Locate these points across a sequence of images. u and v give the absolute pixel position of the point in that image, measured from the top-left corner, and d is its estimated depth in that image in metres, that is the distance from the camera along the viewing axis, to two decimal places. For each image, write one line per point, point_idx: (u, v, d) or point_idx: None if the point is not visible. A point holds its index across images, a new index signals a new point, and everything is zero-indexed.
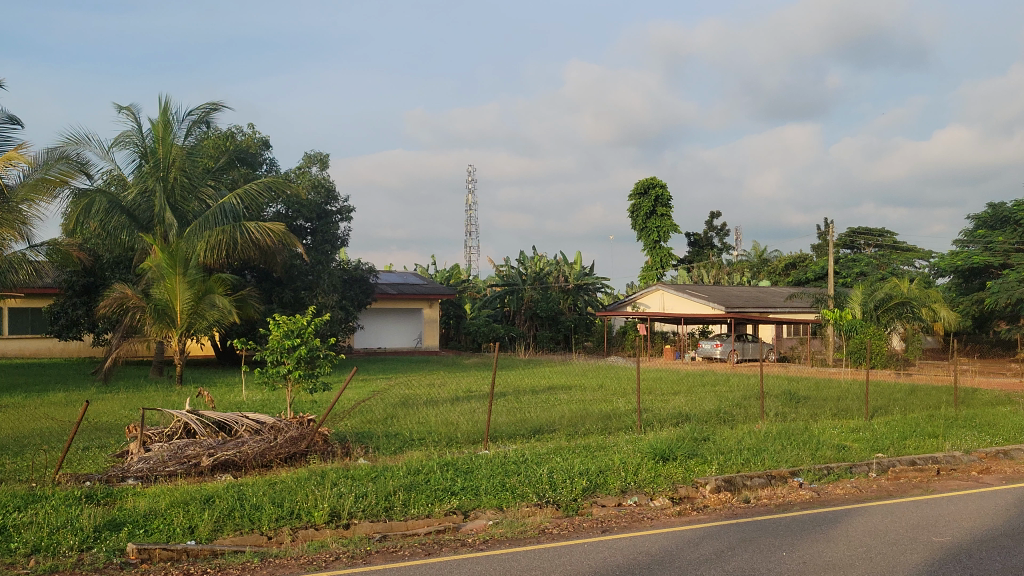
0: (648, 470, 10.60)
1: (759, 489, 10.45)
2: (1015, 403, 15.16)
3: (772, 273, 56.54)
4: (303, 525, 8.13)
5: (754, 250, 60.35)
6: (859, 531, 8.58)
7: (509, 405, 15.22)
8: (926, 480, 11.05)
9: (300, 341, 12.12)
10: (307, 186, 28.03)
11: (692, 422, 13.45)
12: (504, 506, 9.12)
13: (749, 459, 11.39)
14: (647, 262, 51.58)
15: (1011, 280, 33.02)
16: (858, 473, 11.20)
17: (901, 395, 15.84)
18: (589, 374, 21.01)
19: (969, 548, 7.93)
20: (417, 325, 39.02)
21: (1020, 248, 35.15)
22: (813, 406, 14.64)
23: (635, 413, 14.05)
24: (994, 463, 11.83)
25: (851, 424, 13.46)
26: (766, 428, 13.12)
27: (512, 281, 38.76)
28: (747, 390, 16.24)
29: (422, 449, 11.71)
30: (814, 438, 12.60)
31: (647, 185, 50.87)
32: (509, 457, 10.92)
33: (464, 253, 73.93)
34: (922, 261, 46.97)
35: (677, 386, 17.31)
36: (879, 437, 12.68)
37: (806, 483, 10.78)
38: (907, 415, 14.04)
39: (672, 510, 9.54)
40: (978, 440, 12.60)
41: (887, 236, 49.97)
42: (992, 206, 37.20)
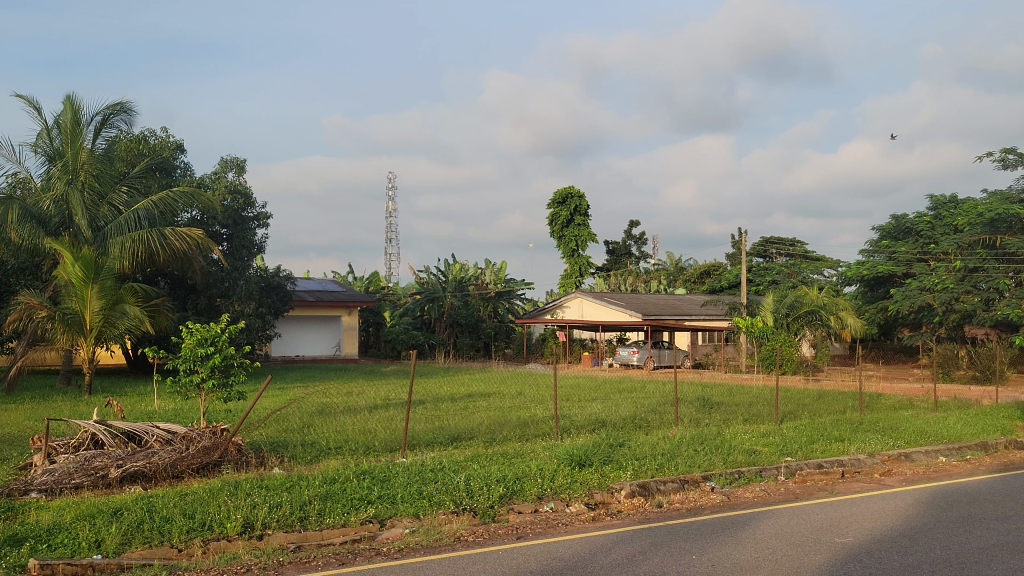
0: (565, 477, 10.71)
1: (671, 494, 10.67)
2: (915, 407, 15.74)
3: (688, 281, 57.57)
4: (215, 536, 8.00)
5: (670, 258, 61.41)
6: (767, 534, 8.80)
7: (428, 412, 15.24)
8: (832, 483, 11.43)
9: (215, 349, 11.89)
10: (223, 192, 27.58)
11: (608, 428, 13.64)
12: (420, 514, 9.12)
13: (664, 464, 11.58)
14: (566, 270, 52.05)
15: (914, 289, 34.27)
16: (768, 477, 11.50)
17: (809, 400, 16.32)
18: (508, 381, 21.10)
19: (870, 549, 8.20)
20: (337, 332, 38.72)
21: (923, 258, 36.26)
22: (725, 411, 14.99)
23: (552, 420, 14.19)
24: (896, 465, 12.29)
25: (761, 428, 13.80)
26: (680, 434, 13.37)
27: (432, 288, 38.48)
28: (661, 396, 16.49)
29: (338, 458, 11.62)
30: (727, 443, 12.87)
31: (565, 195, 51.27)
32: (426, 465, 10.90)
33: (383, 259, 73.48)
34: (831, 270, 48.43)
35: (593, 393, 17.52)
36: (789, 441, 13.04)
37: (717, 487, 11.03)
38: (815, 419, 14.47)
39: (587, 515, 9.68)
40: (882, 443, 13.06)
41: (798, 246, 51.37)
42: (895, 218, 38.55)
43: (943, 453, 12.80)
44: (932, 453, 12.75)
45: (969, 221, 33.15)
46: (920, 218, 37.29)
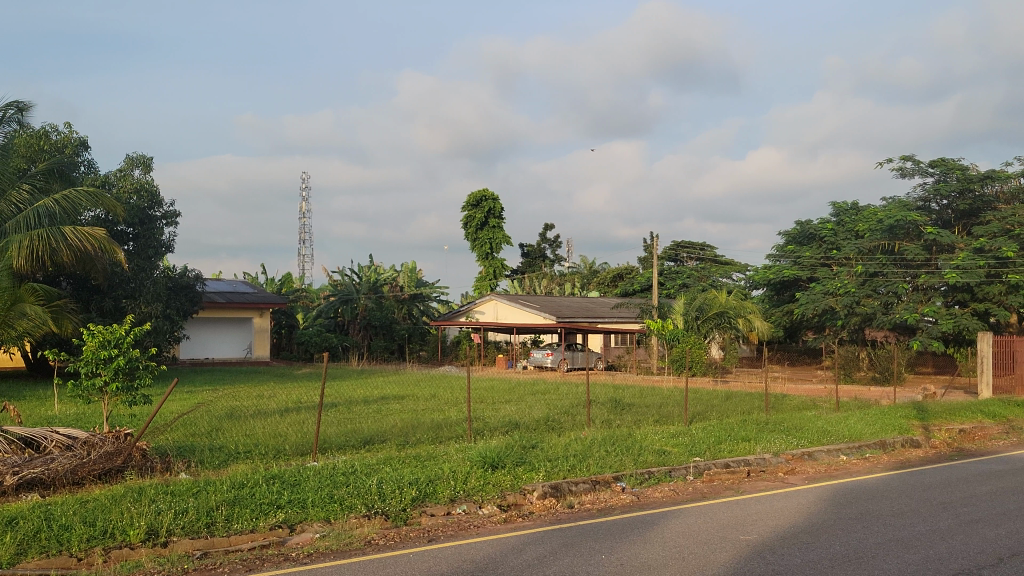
0: (477, 479, 10.73)
1: (583, 494, 10.79)
2: (818, 408, 16.23)
3: (601, 285, 58.26)
4: (117, 544, 7.78)
5: (584, 262, 62.02)
6: (674, 533, 8.96)
7: (340, 415, 15.07)
8: (737, 482, 11.70)
9: (118, 351, 11.54)
10: (129, 190, 26.80)
11: (521, 430, 13.71)
12: (331, 518, 9.03)
13: (576, 465, 11.70)
14: (481, 273, 52.13)
15: (818, 293, 35.31)
16: (677, 477, 11.72)
17: (717, 401, 16.67)
18: (422, 383, 21.01)
19: (773, 546, 8.43)
20: (247, 335, 38.04)
21: (825, 263, 37.50)
22: (636, 412, 15.22)
23: (465, 422, 14.19)
24: (799, 464, 12.64)
25: (671, 429, 14.05)
26: (592, 435, 13.51)
27: (346, 290, 38.14)
28: (573, 398, 16.64)
29: (247, 463, 11.42)
30: (638, 443, 13.07)
31: (479, 198, 51.31)
32: (338, 468, 10.79)
33: (296, 261, 72.47)
34: (740, 274, 49.51)
35: (506, 395, 17.58)
36: (697, 442, 13.29)
37: (628, 487, 11.19)
38: (723, 420, 14.79)
39: (498, 517, 9.72)
40: (786, 443, 13.42)
41: (708, 251, 52.35)
42: (800, 224, 39.69)
43: (843, 452, 13.22)
44: (834, 452, 13.15)
45: (869, 227, 34.28)
46: (823, 224, 38.38)
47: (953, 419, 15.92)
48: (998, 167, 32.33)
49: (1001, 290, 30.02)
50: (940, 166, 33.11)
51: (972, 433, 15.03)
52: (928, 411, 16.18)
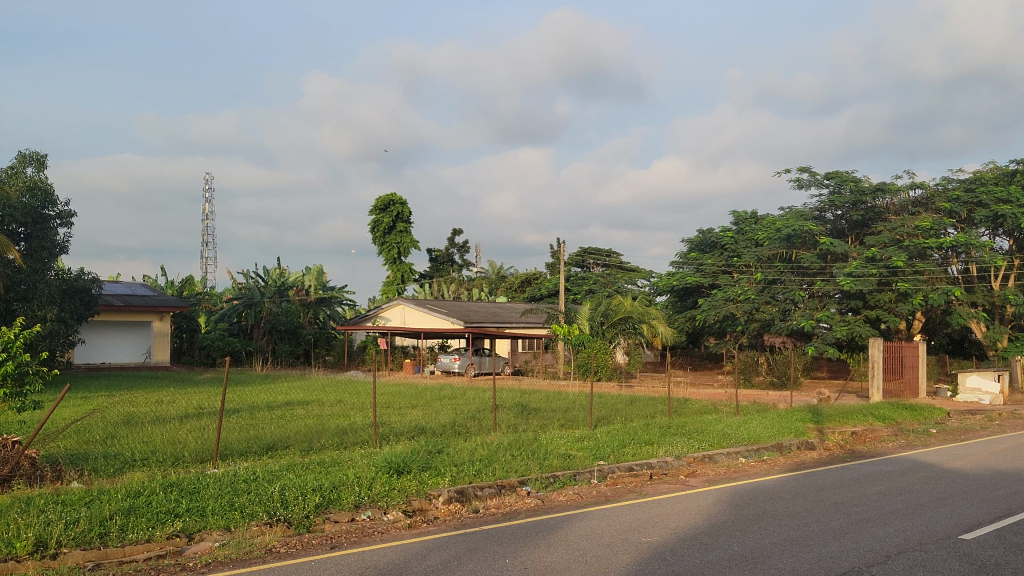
0: (383, 484, 10.65)
1: (488, 499, 10.82)
2: (718, 411, 16.62)
3: (510, 290, 58.59)
4: (2, 557, 7.47)
5: (492, 267, 62.27)
6: (577, 536, 9.06)
7: (242, 421, 14.79)
8: (640, 485, 11.90)
9: (7, 356, 11.08)
10: (21, 188, 25.76)
11: (427, 435, 13.65)
12: (231, 527, 8.85)
13: (481, 470, 11.72)
14: (388, 278, 51.82)
15: (719, 299, 36.11)
16: (581, 480, 11.86)
17: (621, 405, 16.91)
18: (327, 388, 20.78)
19: (673, 547, 8.61)
20: (147, 340, 37.05)
21: (726, 271, 38.42)
22: (542, 417, 15.33)
23: (371, 427, 14.06)
24: (700, 466, 12.93)
25: (576, 433, 14.19)
26: (498, 439, 13.56)
27: (250, 293, 37.44)
28: (481, 403, 16.68)
29: (144, 471, 11.09)
30: (543, 448, 13.17)
31: (387, 202, 51.01)
32: (238, 476, 10.57)
33: (199, 263, 70.82)
34: (645, 281, 50.41)
35: (413, 400, 17.51)
36: (602, 445, 13.47)
37: (533, 491, 11.28)
38: (627, 424, 15.02)
39: (403, 523, 9.67)
40: (687, 446, 13.70)
41: (613, 257, 53.13)
42: (702, 232, 40.54)
43: (743, 454, 13.57)
44: (733, 454, 13.49)
45: (768, 235, 35.27)
46: (725, 232, 39.29)
47: (846, 421, 16.53)
48: (888, 180, 33.68)
49: (891, 298, 31.31)
50: (835, 177, 34.30)
51: (864, 435, 15.63)
52: (822, 414, 16.73)
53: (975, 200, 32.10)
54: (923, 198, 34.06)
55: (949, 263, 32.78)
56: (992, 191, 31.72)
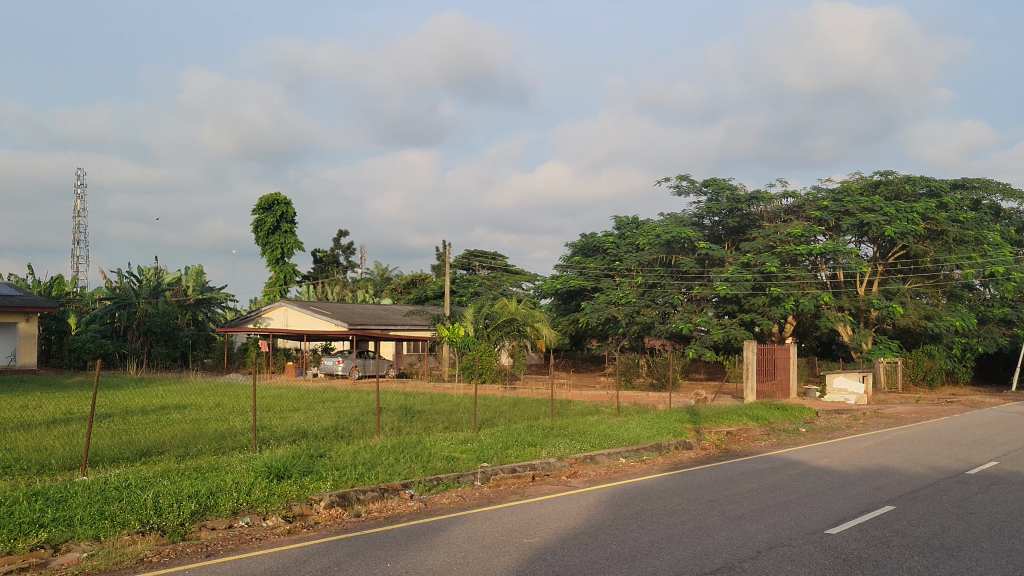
0: (262, 490, 10.44)
1: (370, 503, 10.73)
2: (601, 413, 16.91)
3: (394, 292, 58.29)
4: None
5: (378, 269, 61.85)
6: (459, 538, 9.09)
7: (113, 427, 14.23)
8: (522, 486, 12.00)
9: None
10: None
11: (308, 439, 13.45)
12: (100, 536, 8.52)
13: (364, 473, 11.61)
14: (271, 278, 50.79)
15: (601, 302, 36.67)
16: (464, 482, 11.91)
17: (505, 407, 17.02)
18: (205, 392, 20.21)
19: (552, 547, 8.74)
20: (12, 342, 35.35)
21: (608, 275, 39.09)
22: (426, 420, 15.28)
23: (250, 431, 13.76)
24: (581, 467, 13.13)
25: (459, 436, 14.22)
26: (381, 442, 13.46)
27: (124, 295, 36.30)
28: (364, 405, 16.52)
29: (5, 480, 10.56)
30: (427, 450, 13.14)
31: (270, 202, 49.97)
32: (109, 483, 10.18)
33: (70, 262, 67.89)
34: (529, 283, 50.89)
35: (294, 403, 17.20)
36: (485, 447, 13.52)
37: (416, 494, 11.24)
38: (510, 426, 15.11)
39: (282, 529, 9.50)
40: (569, 447, 13.89)
41: (499, 260, 53.46)
42: (585, 236, 41.07)
43: (622, 455, 13.84)
44: (614, 455, 13.75)
45: (648, 241, 36.02)
46: (607, 236, 39.74)
47: (722, 422, 17.04)
48: (762, 189, 34.89)
49: (764, 302, 32.49)
50: (712, 185, 35.33)
51: (738, 434, 16.16)
52: (699, 415, 17.21)
53: (842, 209, 33.56)
54: (795, 206, 35.47)
55: (818, 269, 34.21)
56: (857, 200, 33.23)
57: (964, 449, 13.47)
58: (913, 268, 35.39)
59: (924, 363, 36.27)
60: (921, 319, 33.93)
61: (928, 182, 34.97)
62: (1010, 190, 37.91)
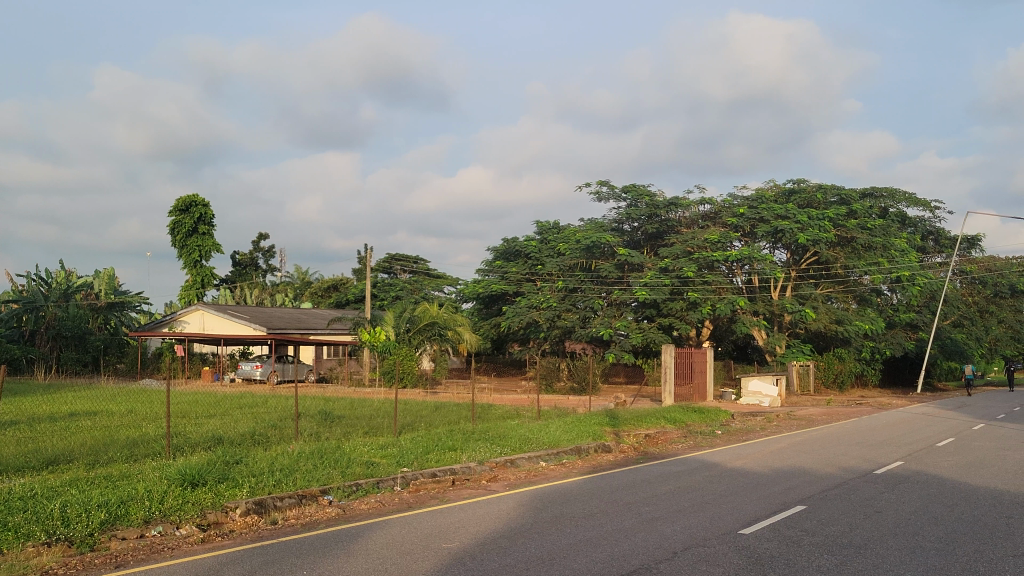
0: (175, 498, 10.22)
1: (288, 510, 10.60)
2: (521, 416, 16.98)
3: (315, 295, 57.68)
4: None
5: (298, 272, 61.14)
6: (378, 544, 9.04)
7: (19, 435, 13.76)
8: (442, 490, 11.97)
9: None
10: None
11: (224, 445, 13.20)
12: (3, 549, 8.23)
13: (281, 480, 11.45)
14: (187, 281, 49.70)
15: (523, 306, 36.61)
16: (384, 488, 11.84)
17: (426, 412, 16.97)
18: (116, 398, 19.71)
19: (472, 552, 8.74)
20: None
21: (530, 279, 39.23)
22: (345, 425, 15.13)
23: (163, 438, 13.46)
24: (501, 471, 13.17)
25: (379, 441, 14.13)
26: (299, 448, 13.29)
27: (32, 298, 35.50)
28: (283, 411, 16.28)
29: None
30: (346, 456, 13.01)
31: (188, 203, 48.93)
32: (14, 493, 9.85)
33: None
34: (451, 287, 50.87)
35: (209, 409, 16.86)
36: (405, 452, 13.46)
37: (334, 500, 11.14)
38: (431, 430, 15.07)
39: (196, 537, 9.31)
40: (489, 451, 13.91)
41: (420, 264, 53.33)
42: (506, 241, 41.18)
43: (543, 458, 13.91)
44: (534, 458, 13.82)
45: (569, 246, 36.28)
46: (528, 241, 39.92)
47: (640, 424, 17.26)
48: (680, 195, 35.52)
49: (682, 307, 33.00)
50: (631, 192, 35.79)
51: (656, 437, 16.39)
52: (618, 418, 17.40)
53: (757, 216, 34.28)
54: (711, 213, 36.13)
55: (734, 274, 34.87)
56: (772, 208, 34.01)
57: (872, 450, 13.90)
58: (825, 274, 36.40)
59: (836, 366, 37.29)
60: (832, 323, 34.89)
61: (839, 191, 36.05)
62: (915, 199, 39.33)
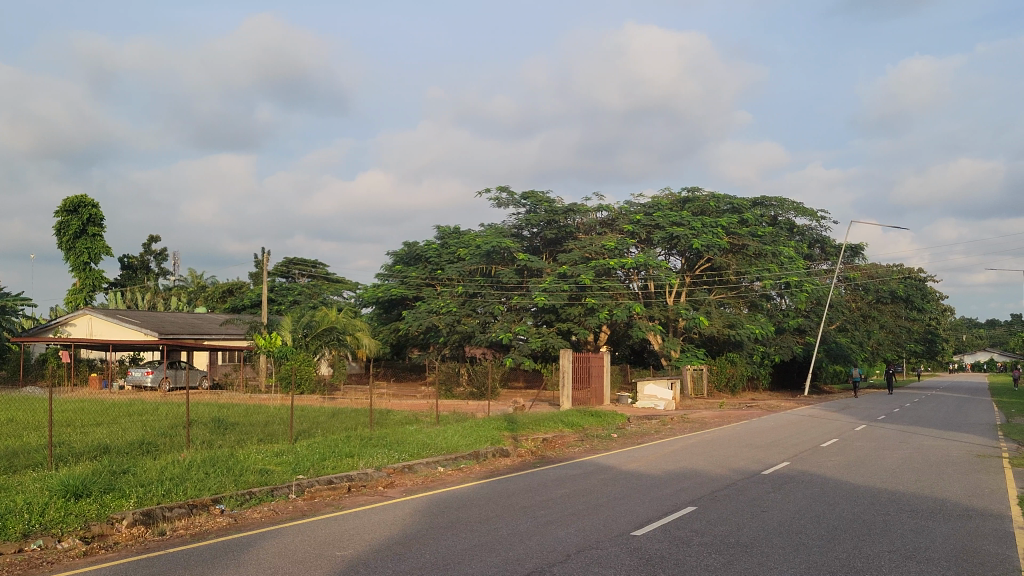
0: (57, 510, 9.85)
1: (177, 520, 10.34)
2: (419, 422, 16.93)
3: (210, 300, 56.54)
4: None
5: (192, 277, 59.77)
6: (270, 553, 8.89)
7: None
8: (337, 498, 11.84)
9: None
10: None
11: (112, 454, 12.81)
12: None
13: (170, 489, 11.15)
14: (74, 285, 48.01)
15: (422, 311, 36.32)
16: (278, 496, 11.65)
17: (323, 418, 16.79)
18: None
19: (366, 559, 8.68)
20: None
21: (430, 284, 39.11)
22: (239, 432, 14.84)
23: (46, 448, 12.97)
24: (399, 477, 13.11)
25: (275, 448, 13.91)
26: (191, 456, 12.99)
27: None
28: (173, 418, 15.87)
29: None
30: (240, 463, 12.77)
31: (76, 203, 47.23)
32: None
33: None
34: (350, 292, 50.48)
35: (96, 417, 16.35)
36: (301, 459, 13.28)
37: (226, 509, 10.91)
38: (328, 437, 14.90)
39: (78, 551, 8.99)
40: (387, 457, 13.83)
41: (319, 269, 52.83)
42: (408, 245, 40.97)
43: (440, 463, 13.91)
44: (431, 464, 13.80)
45: (469, 251, 36.39)
46: (428, 246, 39.85)
47: (538, 428, 17.43)
48: (579, 202, 35.98)
49: (580, 312, 33.41)
50: (530, 198, 36.04)
51: (553, 441, 16.57)
52: (516, 422, 17.53)
53: (653, 224, 34.99)
54: (609, 220, 36.73)
55: (631, 280, 35.46)
56: (667, 215, 34.72)
57: (761, 451, 14.33)
58: (718, 279, 37.37)
59: (728, 369, 38.31)
60: (725, 327, 35.84)
61: (731, 200, 37.08)
62: (803, 208, 40.68)
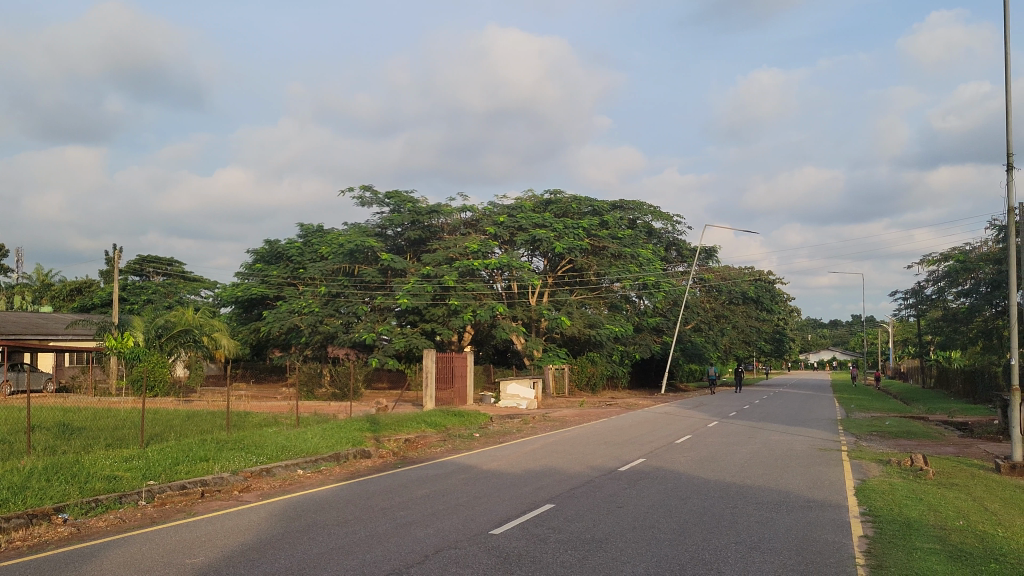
0: None
1: (14, 532, 9.80)
2: (278, 424, 16.61)
3: (56, 299, 54.04)
4: None
5: (37, 275, 56.85)
6: (114, 563, 8.56)
7: None
8: (190, 503, 11.47)
9: None
10: None
11: None
12: None
13: (9, 498, 10.57)
14: None
15: (283, 311, 35.26)
16: (127, 503, 11.22)
17: (177, 421, 16.26)
18: None
19: (218, 567, 8.45)
20: None
21: (291, 283, 38.44)
22: (86, 437, 14.21)
23: None
24: (256, 480, 12.83)
25: (124, 453, 13.38)
26: (33, 463, 12.36)
27: None
28: (13, 424, 15.04)
29: None
30: (86, 470, 12.22)
31: None
32: None
33: None
34: (208, 291, 49.12)
35: None
36: (153, 465, 12.84)
37: (70, 518, 10.44)
38: (182, 440, 14.45)
39: None
40: (244, 460, 13.51)
41: (174, 267, 51.14)
42: (268, 243, 40.22)
43: (300, 466, 13.68)
44: (291, 467, 13.56)
45: (331, 251, 36.10)
46: (290, 244, 39.18)
47: (400, 429, 17.35)
48: (442, 203, 36.03)
49: (444, 312, 33.51)
50: (394, 198, 35.86)
51: (415, 441, 16.52)
52: (378, 423, 17.40)
53: (516, 225, 35.17)
54: (473, 220, 36.90)
55: (494, 281, 35.68)
56: (529, 217, 35.13)
57: (617, 448, 14.66)
58: (579, 280, 38.06)
59: (588, 369, 39.09)
60: (586, 327, 36.57)
61: (591, 202, 37.96)
62: (661, 212, 41.88)
